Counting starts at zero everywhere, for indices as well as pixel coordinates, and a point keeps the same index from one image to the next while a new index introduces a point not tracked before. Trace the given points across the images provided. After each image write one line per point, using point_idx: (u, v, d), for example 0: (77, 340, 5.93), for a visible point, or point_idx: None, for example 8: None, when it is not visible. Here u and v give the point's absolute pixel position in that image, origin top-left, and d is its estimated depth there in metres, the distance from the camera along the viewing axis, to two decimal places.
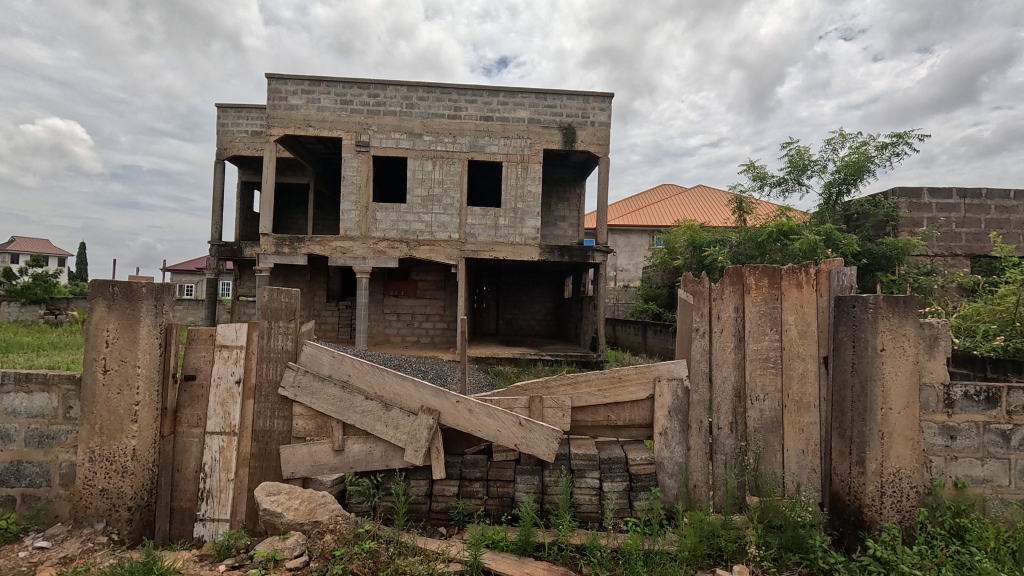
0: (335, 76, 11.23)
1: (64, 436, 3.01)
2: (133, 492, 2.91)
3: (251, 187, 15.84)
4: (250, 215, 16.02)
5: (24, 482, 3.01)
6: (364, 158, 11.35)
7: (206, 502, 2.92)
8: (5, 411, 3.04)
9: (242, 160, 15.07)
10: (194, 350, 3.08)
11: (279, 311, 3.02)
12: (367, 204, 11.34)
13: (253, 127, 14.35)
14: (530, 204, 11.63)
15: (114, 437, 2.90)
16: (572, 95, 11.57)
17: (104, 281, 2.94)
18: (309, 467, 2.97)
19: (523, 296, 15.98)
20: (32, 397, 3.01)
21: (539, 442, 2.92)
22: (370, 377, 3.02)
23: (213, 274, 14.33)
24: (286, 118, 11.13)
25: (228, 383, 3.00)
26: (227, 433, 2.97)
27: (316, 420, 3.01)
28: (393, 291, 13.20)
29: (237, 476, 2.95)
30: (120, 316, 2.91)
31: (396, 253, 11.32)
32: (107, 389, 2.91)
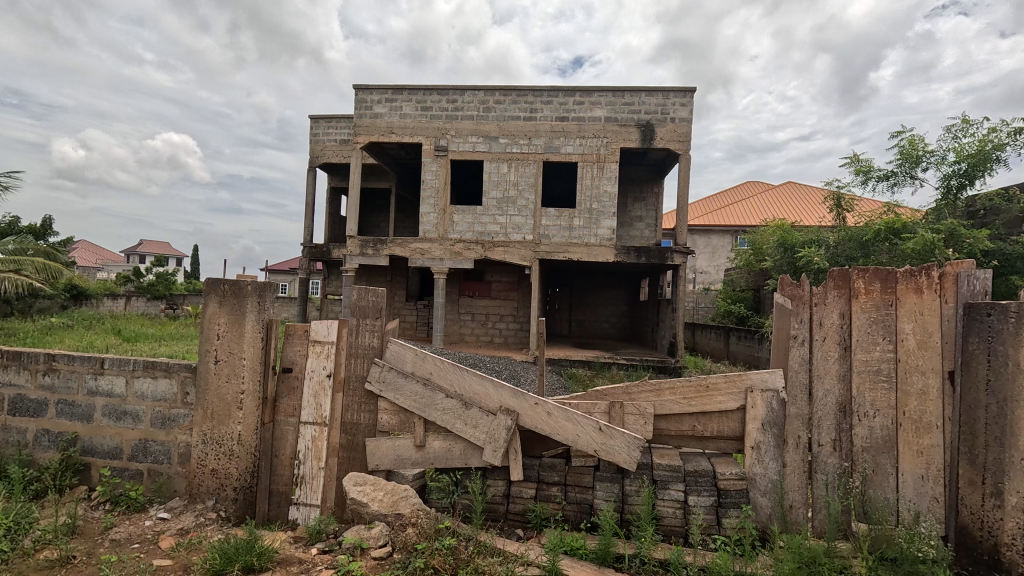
0: (416, 85, 11.67)
1: (182, 419, 3.33)
2: (238, 473, 3.16)
3: (339, 192, 16.90)
4: (337, 219, 17.09)
5: (150, 458, 3.36)
6: (442, 162, 11.70)
7: (300, 487, 3.12)
8: (135, 394, 3.40)
9: (331, 167, 16.11)
10: (291, 344, 3.29)
11: (367, 309, 3.16)
12: (445, 206, 11.66)
13: (341, 136, 15.29)
14: (606, 204, 11.39)
15: (224, 422, 3.18)
16: (651, 91, 11.20)
17: (215, 279, 3.23)
18: (392, 460, 3.07)
19: (597, 299, 15.72)
20: (157, 382, 3.36)
21: (620, 450, 2.83)
22: (451, 376, 3.07)
23: (304, 274, 15.43)
24: (371, 126, 11.74)
25: (320, 376, 3.19)
26: (319, 424, 3.16)
27: (400, 415, 3.10)
28: (469, 291, 13.49)
29: (327, 465, 3.12)
30: (230, 313, 3.18)
31: (472, 254, 11.56)
32: (218, 377, 3.19)
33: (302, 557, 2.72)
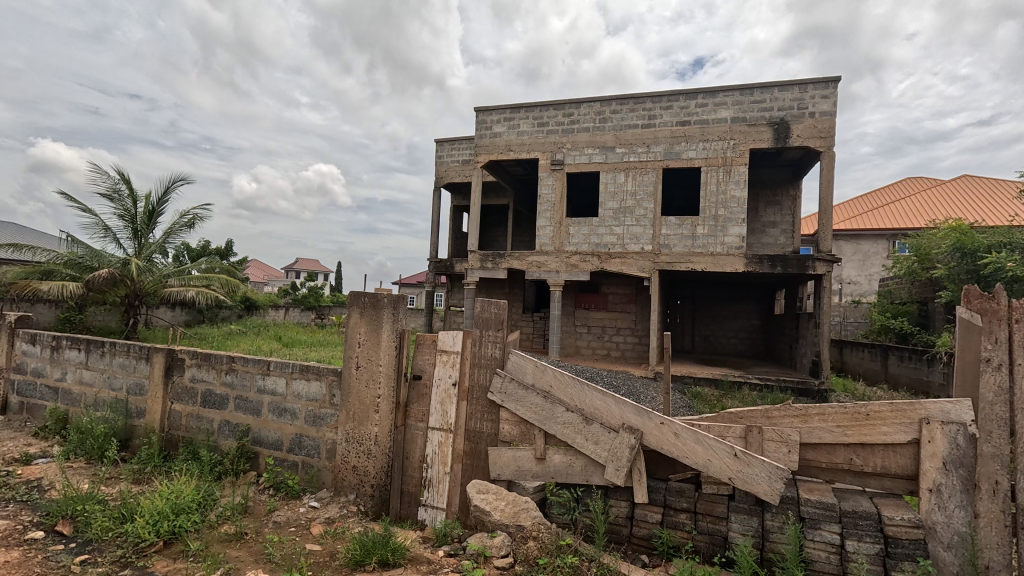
0: (533, 102, 11.99)
1: (330, 418, 3.71)
2: (375, 472, 3.43)
3: (461, 209, 17.88)
4: (459, 235, 18.07)
5: (304, 451, 3.79)
6: (558, 176, 11.81)
7: (428, 489, 3.29)
8: (293, 394, 3.86)
9: (454, 187, 17.12)
10: (421, 353, 3.52)
11: (489, 321, 3.26)
12: (561, 219, 11.74)
13: (463, 156, 16.20)
14: (734, 210, 10.59)
15: (363, 423, 3.47)
16: (785, 85, 10.25)
17: (358, 292, 3.58)
18: (513, 471, 3.10)
19: (724, 312, 14.63)
20: (310, 384, 3.79)
21: (759, 480, 2.56)
22: (571, 389, 3.03)
23: (430, 287, 16.51)
24: (491, 146, 12.28)
25: (446, 384, 3.35)
26: (445, 431, 3.31)
27: (520, 427, 3.13)
28: (585, 304, 13.38)
29: (452, 470, 3.25)
30: (370, 322, 3.49)
31: (588, 266, 11.46)
32: (359, 382, 3.50)
33: (430, 557, 2.86)
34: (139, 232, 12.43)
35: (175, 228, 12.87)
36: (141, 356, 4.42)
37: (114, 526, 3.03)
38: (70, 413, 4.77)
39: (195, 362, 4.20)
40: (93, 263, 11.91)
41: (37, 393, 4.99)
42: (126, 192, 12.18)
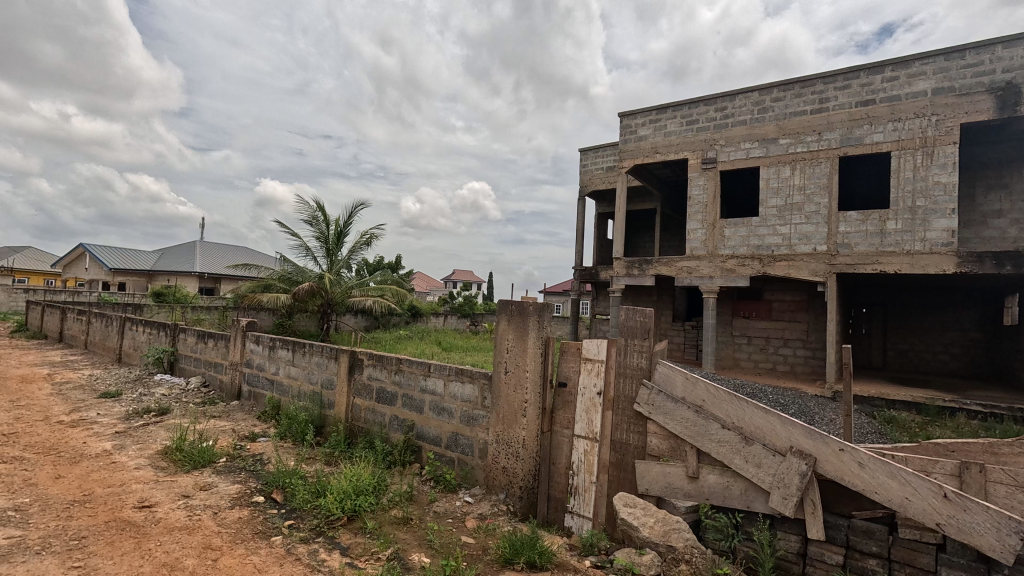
0: (680, 101, 11.44)
1: (482, 419, 3.94)
2: (523, 474, 3.54)
3: (606, 217, 17.71)
4: (605, 242, 17.91)
5: (459, 449, 4.07)
6: (711, 175, 11.04)
7: (575, 497, 3.30)
8: (450, 395, 4.18)
9: (599, 194, 17.04)
10: (565, 361, 3.56)
11: (634, 329, 3.17)
12: (714, 220, 10.92)
13: (608, 163, 16.05)
14: (938, 200, 8.77)
15: (512, 426, 3.63)
16: (1012, 41, 8.24)
17: (506, 301, 3.77)
18: (663, 487, 2.96)
19: (928, 322, 12.15)
20: (465, 386, 4.07)
21: (982, 531, 2.09)
22: (727, 405, 2.78)
23: (575, 295, 16.62)
24: (636, 150, 12.01)
25: (592, 393, 3.33)
26: (591, 439, 3.29)
27: (670, 441, 2.97)
28: (744, 312, 12.23)
29: (598, 480, 3.21)
30: (517, 329, 3.65)
31: (747, 271, 10.46)
32: (507, 386, 3.67)
33: (577, 565, 2.86)
34: (330, 251, 14.71)
35: (356, 246, 14.96)
36: (331, 356, 5.21)
37: (311, 499, 3.60)
38: (282, 401, 5.81)
39: (371, 362, 4.82)
40: (298, 277, 14.42)
41: (259, 383, 6.18)
42: (321, 217, 14.53)
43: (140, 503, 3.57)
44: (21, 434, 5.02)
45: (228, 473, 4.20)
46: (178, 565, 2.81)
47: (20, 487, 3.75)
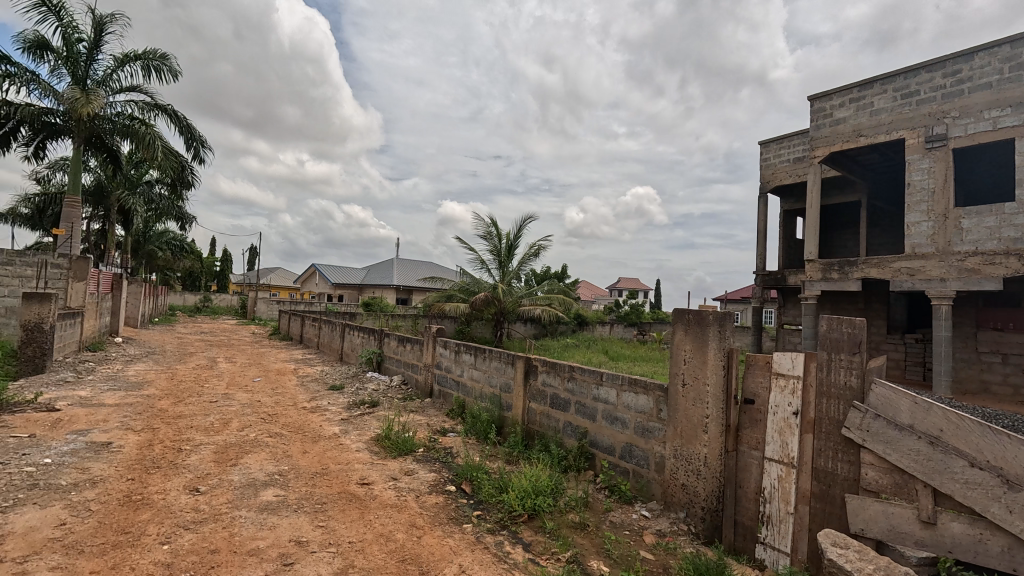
0: (892, 71, 9.67)
1: (658, 432, 3.81)
2: (705, 494, 3.33)
3: (795, 214, 15.71)
4: (793, 243, 15.89)
5: (634, 460, 3.99)
6: (939, 155, 9.02)
7: (767, 526, 2.98)
8: (623, 405, 4.13)
9: (784, 190, 15.22)
10: (753, 375, 3.28)
11: (840, 343, 2.77)
12: (946, 210, 8.88)
13: (795, 154, 14.25)
14: None
15: (692, 442, 3.44)
16: None
17: (682, 309, 3.61)
18: (884, 530, 2.53)
19: None
20: (639, 397, 3.99)
21: None
22: (975, 438, 2.31)
23: (758, 303, 15.04)
24: (833, 135, 10.49)
25: (786, 412, 2.99)
26: (785, 464, 2.94)
27: (894, 476, 2.54)
28: (995, 323, 9.69)
29: (797, 511, 2.85)
30: (696, 340, 3.47)
31: (998, 271, 8.29)
32: (685, 400, 3.51)
33: None
34: (503, 262, 15.76)
35: (526, 258, 15.75)
36: (509, 361, 5.57)
37: (495, 494, 3.89)
38: (466, 401, 6.39)
39: (545, 368, 5.03)
40: (475, 288, 15.75)
41: (447, 383, 6.89)
42: (494, 232, 15.67)
43: (361, 480, 4.27)
44: (280, 415, 6.41)
45: (425, 462, 4.77)
46: (391, 537, 3.29)
47: (281, 456, 4.79)
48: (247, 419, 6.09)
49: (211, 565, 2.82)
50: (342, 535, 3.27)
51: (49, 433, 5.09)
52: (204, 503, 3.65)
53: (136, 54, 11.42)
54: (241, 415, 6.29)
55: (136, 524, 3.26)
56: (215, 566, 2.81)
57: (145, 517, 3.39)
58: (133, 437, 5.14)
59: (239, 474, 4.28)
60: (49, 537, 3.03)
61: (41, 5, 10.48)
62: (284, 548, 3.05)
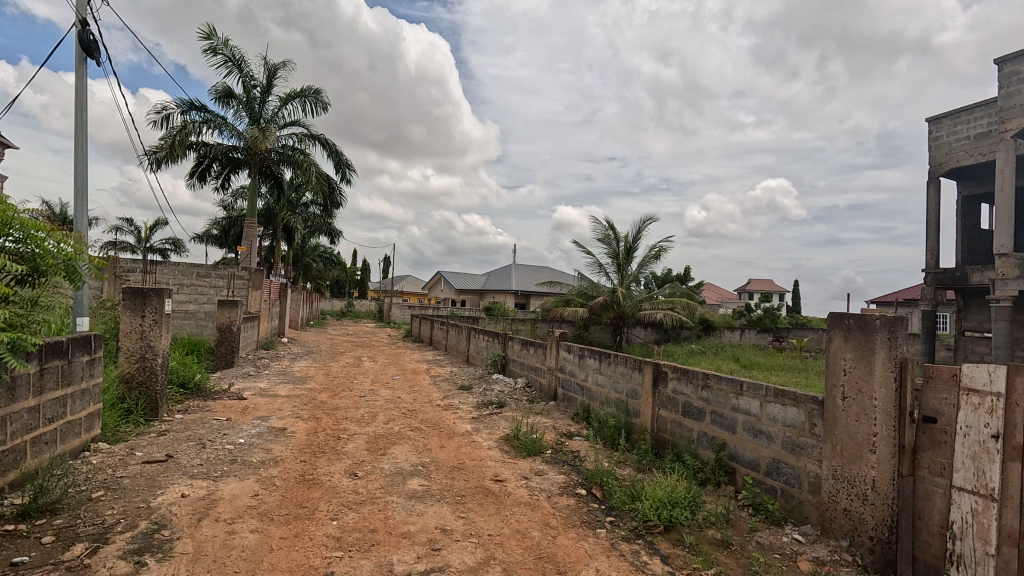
0: None
1: (811, 449, 3.46)
2: (874, 523, 2.95)
3: (978, 201, 13.23)
4: (976, 234, 13.37)
5: (782, 478, 3.66)
6: None
7: (958, 567, 2.58)
8: (768, 417, 3.82)
9: (963, 173, 12.89)
10: (933, 390, 2.86)
11: None
12: None
13: (977, 129, 12.00)
14: None
15: (855, 462, 3.07)
16: None
17: (840, 314, 3.25)
18: None
19: None
20: (787, 409, 3.66)
21: None
22: None
23: (928, 306, 12.92)
24: None
25: (981, 435, 2.58)
26: (983, 496, 2.53)
27: None
28: None
29: (1000, 553, 2.43)
30: (858, 348, 3.09)
31: None
32: (846, 415, 3.14)
33: None
34: (622, 266, 15.44)
35: (646, 260, 15.26)
36: (635, 366, 5.45)
37: (628, 501, 3.82)
38: (591, 405, 6.37)
39: (676, 375, 4.83)
40: (594, 292, 15.63)
41: (571, 387, 6.93)
42: (613, 235, 15.43)
43: (495, 477, 4.47)
44: (418, 411, 6.96)
45: (554, 464, 4.85)
46: (527, 534, 3.40)
47: (423, 449, 5.20)
48: (391, 414, 6.70)
49: (373, 542, 3.16)
50: (482, 528, 3.45)
51: (241, 417, 6.09)
52: (362, 486, 4.09)
53: (296, 93, 13.24)
54: (385, 410, 6.95)
55: (311, 500, 3.76)
56: (375, 544, 3.14)
57: (317, 494, 3.90)
58: (302, 424, 5.95)
59: (388, 462, 4.74)
60: (248, 504, 3.62)
61: (228, 62, 12.62)
62: (432, 534, 3.31)
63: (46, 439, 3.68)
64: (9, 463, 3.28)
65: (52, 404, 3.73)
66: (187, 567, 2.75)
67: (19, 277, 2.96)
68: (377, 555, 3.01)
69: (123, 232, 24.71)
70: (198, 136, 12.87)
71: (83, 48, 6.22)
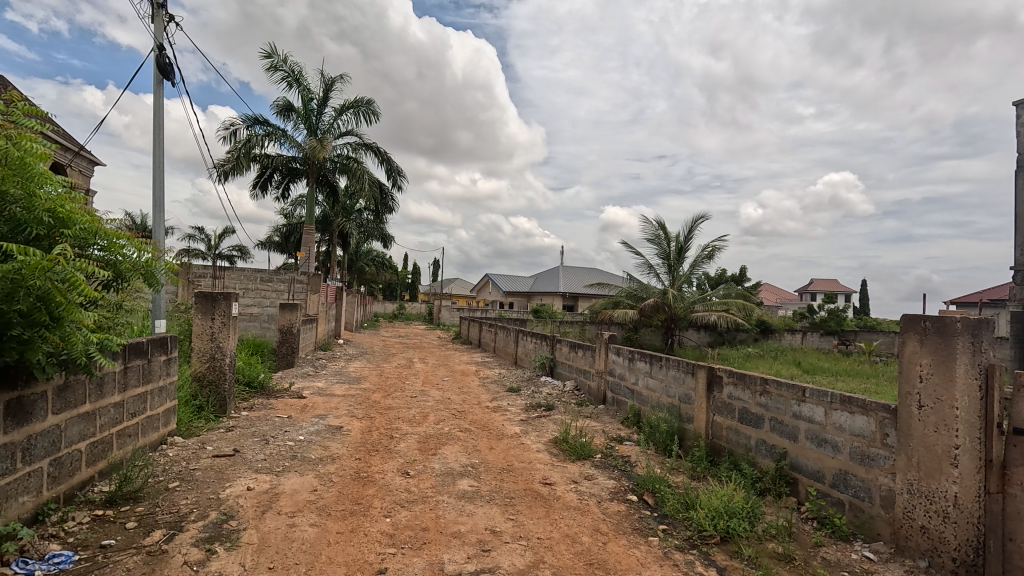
0: None
1: (883, 461, 3.23)
2: (958, 543, 2.73)
3: None
4: None
5: (851, 491, 3.43)
6: None
7: None
8: (834, 425, 3.60)
9: None
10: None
11: None
12: None
13: None
14: None
15: (933, 476, 2.85)
16: None
17: (915, 316, 3.02)
18: None
19: None
20: (855, 417, 3.44)
21: None
22: None
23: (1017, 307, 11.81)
24: None
25: None
26: None
27: None
28: None
29: None
30: (936, 353, 2.87)
31: None
32: (923, 425, 2.92)
33: None
34: (673, 266, 15.03)
35: (699, 260, 14.78)
36: (688, 370, 5.28)
37: (681, 509, 3.70)
38: (642, 410, 6.22)
39: (732, 380, 4.64)
40: (644, 294, 15.30)
41: (621, 391, 6.80)
42: (663, 235, 15.06)
43: (544, 480, 4.45)
44: (467, 412, 7.05)
45: (604, 468, 4.77)
46: (577, 539, 3.36)
47: (472, 450, 5.26)
48: (441, 414, 6.83)
49: (424, 540, 3.22)
50: (532, 531, 3.44)
51: (300, 415, 6.38)
52: (414, 485, 4.19)
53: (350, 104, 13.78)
54: (436, 410, 7.08)
55: (365, 497, 3.88)
56: (426, 542, 3.20)
57: (371, 491, 4.02)
58: (357, 423, 6.16)
59: (439, 462, 4.82)
60: (307, 499, 3.79)
61: (288, 78, 13.31)
62: (481, 535, 3.34)
63: (130, 432, 3.99)
64: (99, 453, 3.58)
65: (135, 400, 4.05)
66: (252, 557, 2.90)
67: (106, 282, 3.24)
68: (428, 554, 3.06)
69: (195, 240, 26.53)
70: (261, 148, 13.62)
71: (160, 71, 6.73)
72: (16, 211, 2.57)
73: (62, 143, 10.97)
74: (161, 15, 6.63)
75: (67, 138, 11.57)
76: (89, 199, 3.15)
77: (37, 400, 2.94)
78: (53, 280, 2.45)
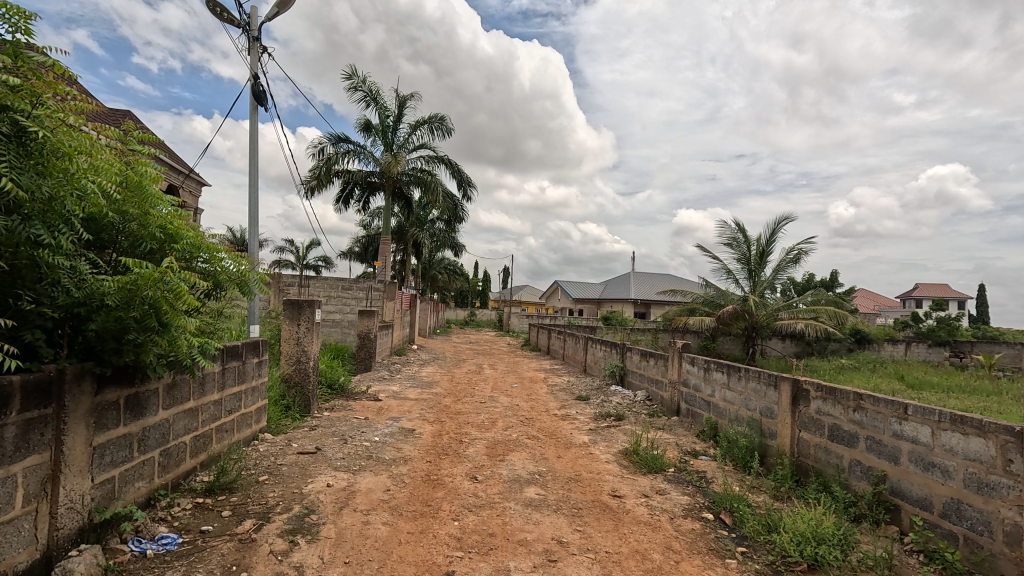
0: None
1: (1006, 491, 2.84)
2: None
3: None
4: None
5: (966, 523, 3.04)
6: None
7: None
8: (943, 448, 3.22)
9: None
10: None
11: None
12: None
13: None
14: None
15: None
16: None
17: None
18: None
19: None
20: (968, 440, 3.06)
21: None
22: None
23: None
24: None
25: None
26: None
27: None
28: None
29: None
30: None
31: None
32: None
33: None
34: (754, 271, 14.18)
35: (783, 265, 13.84)
36: (771, 383, 4.94)
37: (763, 532, 3.46)
38: (719, 423, 5.90)
39: (820, 394, 4.28)
40: (722, 300, 14.57)
41: (696, 403, 6.49)
42: (743, 238, 14.28)
43: (613, 492, 4.34)
44: (535, 419, 7.05)
45: (677, 483, 4.57)
46: (648, 555, 3.23)
47: (540, 458, 5.24)
48: (510, 421, 6.88)
49: (490, 546, 3.24)
50: (600, 543, 3.36)
51: (377, 417, 6.68)
52: (482, 489, 4.24)
53: (423, 120, 14.36)
54: (504, 416, 7.15)
55: (434, 499, 3.98)
56: (493, 548, 3.22)
57: (440, 494, 4.12)
58: (428, 426, 6.36)
59: (506, 468, 4.85)
60: (381, 498, 3.95)
61: (367, 98, 14.11)
62: (548, 544, 3.30)
63: (227, 428, 4.38)
64: (201, 446, 3.95)
65: (231, 398, 4.43)
66: (330, 551, 3.06)
67: (207, 291, 3.56)
68: (495, 559, 3.08)
69: (286, 252, 28.64)
70: (342, 164, 14.51)
71: (255, 98, 7.37)
72: (134, 228, 2.90)
73: (174, 167, 12.33)
74: (256, 48, 7.28)
75: (179, 162, 12.99)
76: (194, 216, 3.49)
77: (150, 396, 3.30)
78: (163, 290, 2.70)
